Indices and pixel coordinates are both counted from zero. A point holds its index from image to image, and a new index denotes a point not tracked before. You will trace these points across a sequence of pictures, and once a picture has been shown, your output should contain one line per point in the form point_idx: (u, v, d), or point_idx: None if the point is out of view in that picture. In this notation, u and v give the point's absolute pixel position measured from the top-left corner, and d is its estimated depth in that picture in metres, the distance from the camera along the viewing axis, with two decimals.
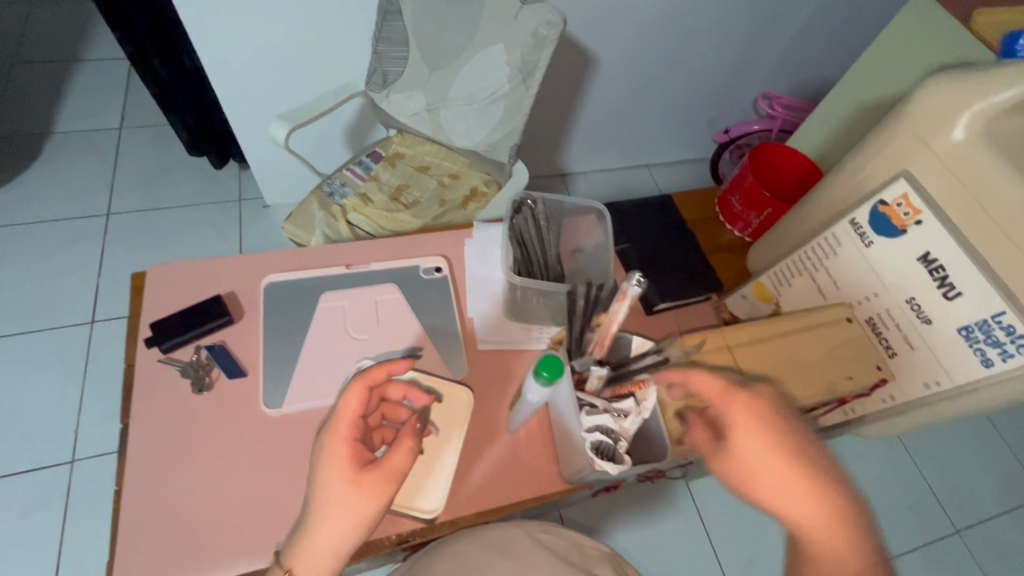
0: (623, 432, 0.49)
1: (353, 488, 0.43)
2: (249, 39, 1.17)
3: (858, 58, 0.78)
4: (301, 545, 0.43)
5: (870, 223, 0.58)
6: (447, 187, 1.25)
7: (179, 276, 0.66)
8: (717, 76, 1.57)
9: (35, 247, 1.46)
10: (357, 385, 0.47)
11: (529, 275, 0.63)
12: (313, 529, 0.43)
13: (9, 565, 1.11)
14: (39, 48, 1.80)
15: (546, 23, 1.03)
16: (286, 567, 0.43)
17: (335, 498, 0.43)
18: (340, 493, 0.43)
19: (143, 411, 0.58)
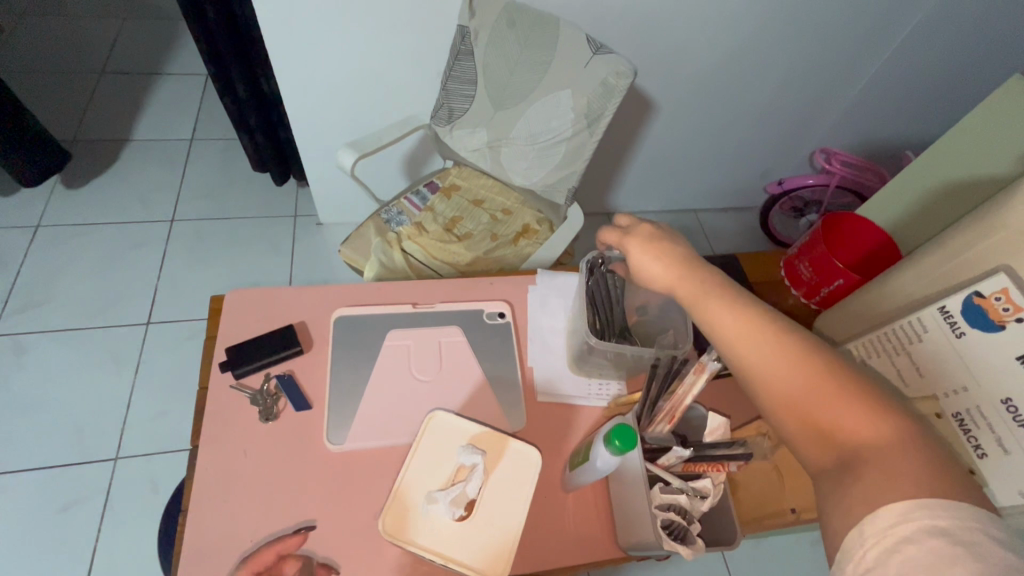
0: (697, 511, 0.53)
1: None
2: (325, 70, 1.23)
3: (942, 136, 0.78)
4: None
5: (963, 313, 0.57)
6: (500, 221, 1.24)
7: (255, 303, 0.69)
8: (776, 127, 1.55)
9: (103, 247, 1.54)
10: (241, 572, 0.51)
11: (603, 336, 0.64)
12: None
13: (47, 556, 1.14)
14: (127, 60, 1.93)
15: (615, 73, 1.04)
16: None
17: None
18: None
19: (212, 434, 0.60)
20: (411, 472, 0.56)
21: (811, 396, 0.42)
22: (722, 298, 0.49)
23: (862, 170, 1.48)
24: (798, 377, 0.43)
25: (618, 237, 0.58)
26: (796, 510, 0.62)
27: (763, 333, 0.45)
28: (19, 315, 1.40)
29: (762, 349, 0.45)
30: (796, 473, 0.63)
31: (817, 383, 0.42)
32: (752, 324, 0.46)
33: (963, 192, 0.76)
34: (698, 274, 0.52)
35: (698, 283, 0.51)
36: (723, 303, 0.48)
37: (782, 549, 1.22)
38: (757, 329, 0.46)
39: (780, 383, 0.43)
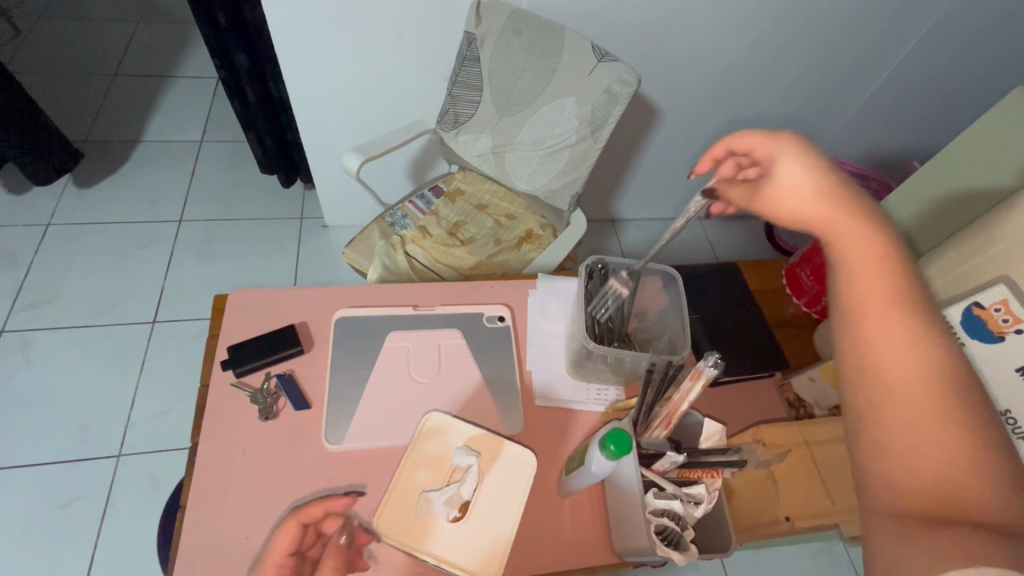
0: (691, 517, 0.53)
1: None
2: (333, 75, 1.25)
3: (944, 147, 0.78)
4: None
5: (962, 324, 0.57)
6: (503, 226, 1.25)
7: (258, 302, 0.70)
8: (781, 136, 1.55)
9: (111, 246, 1.56)
10: (291, 520, 0.50)
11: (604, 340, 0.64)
12: None
13: (48, 551, 1.14)
14: (140, 62, 1.96)
15: (620, 81, 1.05)
16: None
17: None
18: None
19: (212, 432, 0.60)
20: (404, 473, 0.57)
21: (921, 418, 0.34)
22: (876, 259, 0.38)
23: (868, 180, 1.48)
24: (918, 391, 0.34)
25: (759, 168, 0.45)
26: (790, 518, 0.62)
27: (903, 320, 0.36)
28: (27, 312, 1.42)
29: (896, 338, 0.36)
30: (792, 481, 0.63)
31: (934, 404, 0.34)
32: (890, 306, 0.37)
33: (966, 204, 0.76)
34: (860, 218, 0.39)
35: (854, 229, 0.39)
36: (866, 268, 0.38)
37: (783, 561, 1.21)
38: (897, 314, 0.36)
39: (892, 387, 0.35)
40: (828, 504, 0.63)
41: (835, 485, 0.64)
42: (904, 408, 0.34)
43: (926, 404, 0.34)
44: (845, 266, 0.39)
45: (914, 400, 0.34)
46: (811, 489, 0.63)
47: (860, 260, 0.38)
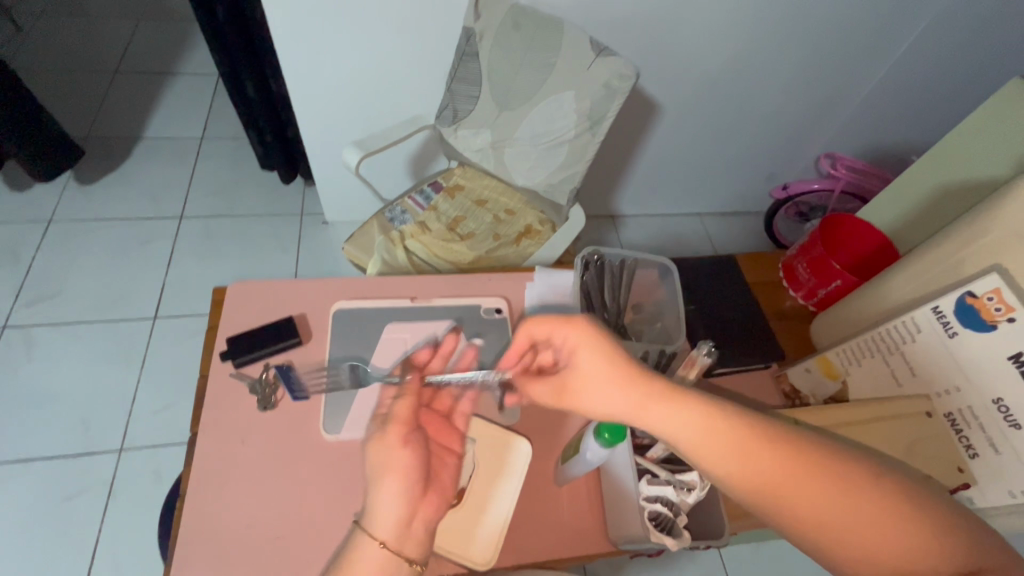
0: (684, 504, 0.52)
1: (392, 448, 0.48)
2: (333, 71, 1.26)
3: (938, 139, 0.78)
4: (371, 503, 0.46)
5: (955, 313, 0.57)
6: (503, 222, 1.24)
7: (257, 295, 0.71)
8: (781, 131, 1.55)
9: (113, 242, 1.56)
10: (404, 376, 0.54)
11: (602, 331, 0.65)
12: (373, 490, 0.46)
13: (52, 544, 1.16)
14: (141, 60, 1.96)
15: (618, 75, 1.05)
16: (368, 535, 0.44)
17: (385, 461, 0.48)
18: (374, 455, 0.48)
19: (212, 422, 0.61)
20: None
21: (808, 498, 0.39)
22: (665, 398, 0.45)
23: (866, 174, 1.48)
24: (787, 477, 0.40)
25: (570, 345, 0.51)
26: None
27: (728, 434, 0.43)
28: (30, 308, 1.43)
29: (737, 454, 0.42)
30: None
31: (805, 478, 0.40)
32: (715, 426, 0.43)
33: (960, 195, 0.76)
34: (628, 381, 0.47)
35: (635, 390, 0.47)
36: (674, 402, 0.45)
37: (780, 554, 1.22)
38: (721, 432, 0.43)
39: (771, 488, 0.40)
40: None
41: None
42: (789, 503, 0.40)
43: (801, 483, 0.40)
44: (653, 422, 0.45)
45: (793, 484, 0.40)
46: None
47: (660, 410, 0.45)
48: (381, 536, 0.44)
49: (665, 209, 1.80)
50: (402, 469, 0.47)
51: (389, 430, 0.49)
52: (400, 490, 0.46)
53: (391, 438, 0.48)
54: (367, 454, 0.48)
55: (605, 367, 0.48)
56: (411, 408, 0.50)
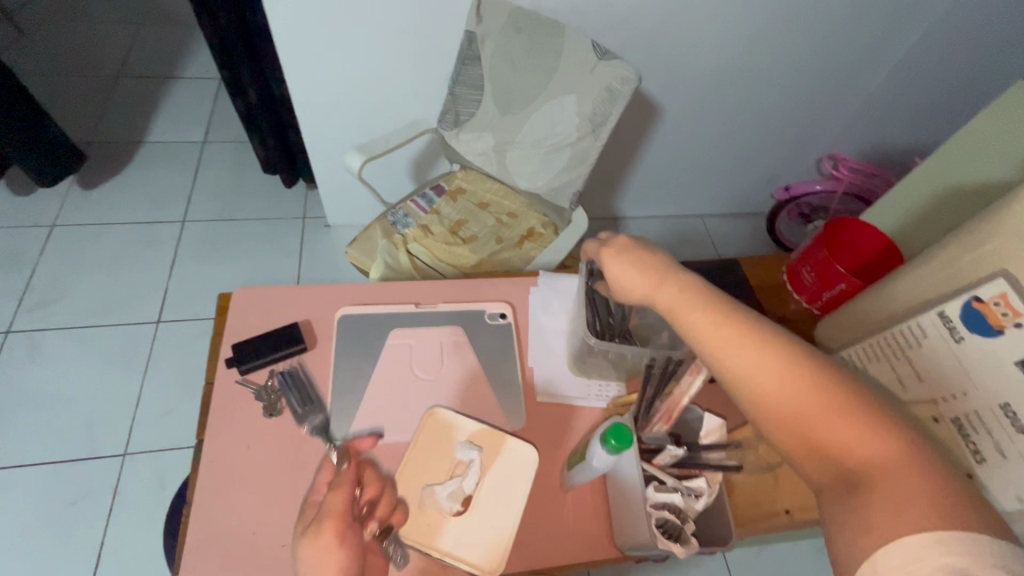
0: (691, 510, 0.54)
1: (323, 552, 0.45)
2: (335, 75, 1.26)
3: (943, 142, 0.78)
4: None
5: (962, 319, 0.57)
6: (505, 225, 1.25)
7: (261, 301, 0.71)
8: (782, 133, 1.55)
9: (116, 247, 1.57)
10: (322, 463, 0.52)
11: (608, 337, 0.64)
12: None
13: (57, 548, 1.16)
14: (143, 64, 1.97)
15: (621, 78, 1.05)
16: None
17: (315, 565, 0.45)
18: (302, 557, 0.45)
19: (218, 428, 0.61)
20: (406, 467, 0.58)
21: (775, 385, 0.42)
22: (705, 304, 0.47)
23: (868, 176, 1.48)
24: (795, 393, 0.41)
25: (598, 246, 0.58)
26: (790, 510, 0.62)
27: (756, 347, 0.43)
28: (34, 313, 1.43)
29: (758, 364, 0.43)
30: (792, 475, 0.64)
31: (817, 401, 0.40)
32: (738, 344, 0.44)
33: (965, 198, 0.76)
34: (673, 282, 0.50)
35: (676, 290, 0.50)
36: (704, 315, 0.47)
37: (785, 557, 1.22)
38: (745, 350, 0.44)
39: (776, 400, 0.41)
40: None
41: None
42: (794, 416, 0.41)
43: (810, 401, 0.40)
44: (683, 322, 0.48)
45: (801, 403, 0.41)
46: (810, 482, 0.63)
47: (698, 317, 0.47)
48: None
49: (667, 211, 1.80)
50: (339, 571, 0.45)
51: (320, 528, 0.46)
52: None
53: (324, 539, 0.46)
54: (299, 557, 0.45)
55: (642, 267, 0.53)
56: (345, 504, 0.47)
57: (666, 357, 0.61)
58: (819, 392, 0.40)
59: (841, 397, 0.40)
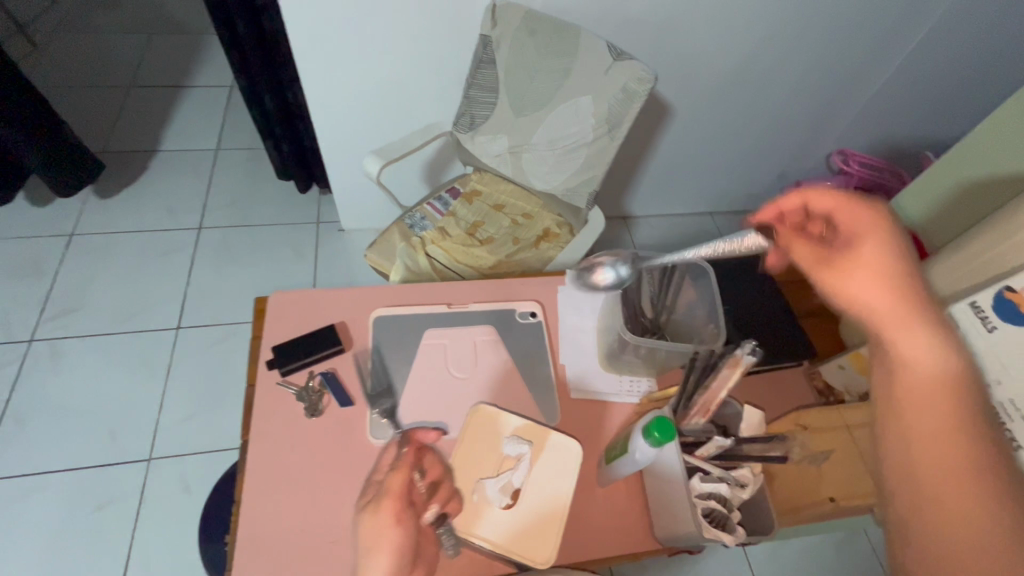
0: (737, 499, 0.56)
1: (382, 530, 0.47)
2: (352, 82, 1.28)
3: (965, 137, 0.80)
4: None
5: (993, 308, 0.58)
6: (521, 226, 1.27)
7: (296, 304, 0.72)
8: (793, 130, 1.56)
9: (134, 254, 1.59)
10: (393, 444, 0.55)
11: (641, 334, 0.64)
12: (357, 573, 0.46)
13: (85, 555, 1.17)
14: (154, 74, 1.99)
15: (637, 78, 1.06)
16: None
17: (373, 541, 0.47)
18: (363, 533, 0.48)
19: (261, 430, 0.62)
20: (456, 463, 0.59)
21: (931, 430, 0.41)
22: (920, 325, 0.43)
23: (878, 171, 1.49)
24: (957, 463, 0.39)
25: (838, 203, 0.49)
26: (834, 498, 0.63)
27: (927, 330, 0.42)
28: (55, 321, 1.45)
29: (926, 408, 0.41)
30: (832, 465, 0.65)
31: (968, 467, 0.39)
32: (910, 324, 0.43)
33: (994, 186, 0.77)
34: (876, 252, 0.45)
35: (905, 287, 0.44)
36: (885, 285, 0.44)
37: (805, 548, 1.22)
38: (934, 400, 0.41)
39: (920, 381, 0.42)
40: (869, 484, 0.65)
41: None
42: (930, 461, 0.40)
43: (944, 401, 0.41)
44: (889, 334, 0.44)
45: (932, 395, 0.41)
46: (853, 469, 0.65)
47: (898, 325, 0.43)
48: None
49: (678, 210, 1.81)
50: (389, 549, 0.47)
51: (381, 503, 0.48)
52: (391, 569, 0.46)
53: (382, 517, 0.48)
54: (358, 528, 0.48)
55: (879, 248, 0.45)
56: (405, 484, 0.49)
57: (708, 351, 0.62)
58: (981, 476, 0.39)
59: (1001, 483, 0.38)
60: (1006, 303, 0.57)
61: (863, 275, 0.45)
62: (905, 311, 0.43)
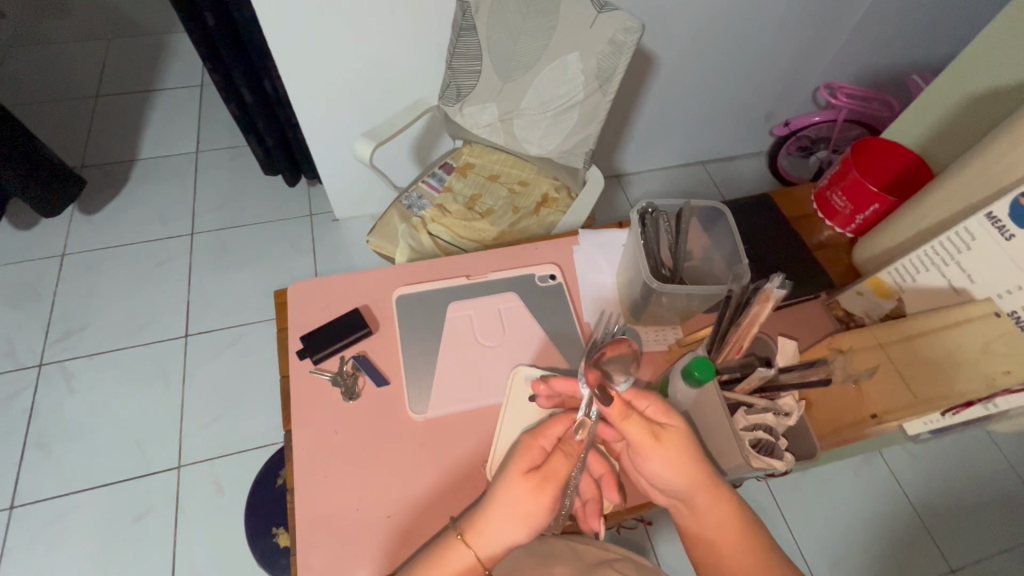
0: (783, 427, 0.59)
1: (529, 498, 0.48)
2: (330, 65, 1.24)
3: (966, 48, 0.80)
4: (475, 521, 0.49)
5: (1010, 217, 0.61)
6: (518, 194, 1.25)
7: (316, 292, 0.72)
8: (780, 68, 1.54)
9: (130, 268, 1.56)
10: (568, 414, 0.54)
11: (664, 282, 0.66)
12: (487, 514, 0.48)
13: (131, 564, 1.19)
14: (120, 82, 1.92)
15: (624, 29, 1.04)
16: (457, 533, 0.49)
17: (515, 504, 0.48)
18: (512, 492, 0.48)
19: (304, 417, 0.63)
20: (511, 425, 0.62)
21: (713, 516, 0.49)
22: (670, 453, 0.49)
23: (867, 100, 1.48)
24: (735, 539, 0.48)
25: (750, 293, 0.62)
26: (876, 415, 0.65)
27: (695, 473, 0.49)
28: (62, 343, 1.44)
29: (709, 506, 0.49)
30: (871, 383, 0.66)
31: (740, 539, 0.48)
32: (664, 453, 0.49)
33: (996, 97, 0.78)
34: (670, 434, 0.49)
35: (642, 428, 0.49)
36: (678, 460, 0.49)
37: (827, 474, 1.26)
38: (706, 496, 0.49)
39: (707, 523, 0.48)
40: (909, 397, 0.65)
41: (918, 381, 0.65)
42: (714, 548, 0.48)
43: (739, 552, 0.47)
44: (654, 462, 0.49)
45: (734, 554, 0.47)
46: (893, 386, 0.66)
47: (658, 457, 0.49)
48: (476, 548, 0.48)
49: (669, 162, 1.80)
50: (531, 513, 0.48)
51: (544, 480, 0.49)
52: (515, 537, 0.48)
53: (532, 482, 0.48)
54: (511, 486, 0.48)
55: (624, 420, 0.49)
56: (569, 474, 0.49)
57: (745, 287, 0.63)
58: (748, 537, 0.48)
59: (758, 543, 0.48)
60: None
61: (650, 428, 0.49)
62: (656, 444, 0.49)
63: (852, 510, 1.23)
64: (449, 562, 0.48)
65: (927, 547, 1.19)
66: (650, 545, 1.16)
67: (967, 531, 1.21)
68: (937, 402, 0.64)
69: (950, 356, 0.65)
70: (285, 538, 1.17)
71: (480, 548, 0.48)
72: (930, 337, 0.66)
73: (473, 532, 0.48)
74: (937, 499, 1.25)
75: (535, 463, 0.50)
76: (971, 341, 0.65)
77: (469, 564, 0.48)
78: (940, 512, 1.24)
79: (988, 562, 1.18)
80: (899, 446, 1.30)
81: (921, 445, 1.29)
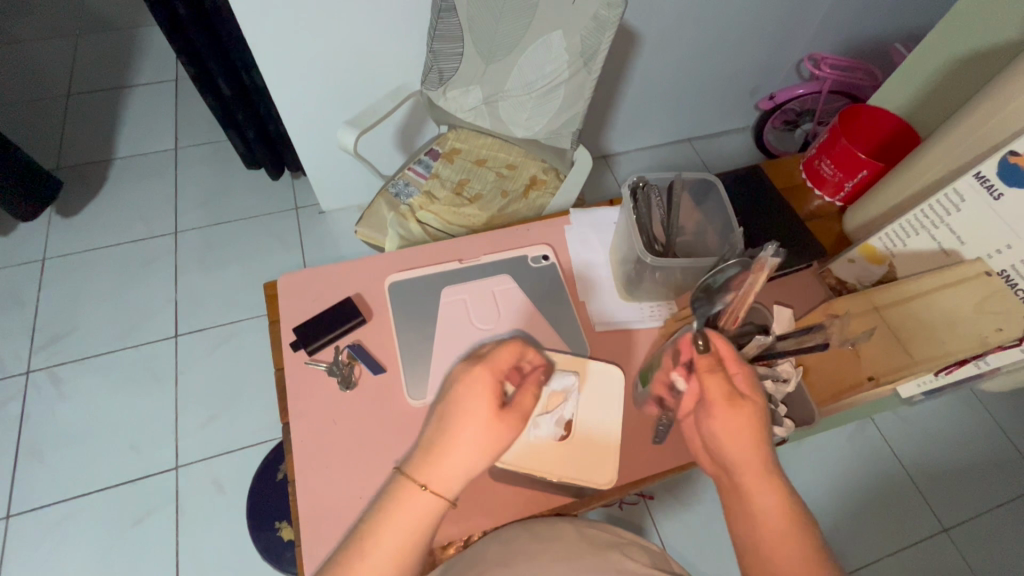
0: (780, 394, 0.61)
1: (484, 428, 0.45)
2: (308, 52, 1.21)
3: (949, 9, 0.80)
4: (430, 462, 0.45)
5: (998, 176, 0.61)
6: (506, 177, 1.24)
7: (307, 282, 0.71)
8: (764, 41, 1.53)
9: (114, 270, 1.53)
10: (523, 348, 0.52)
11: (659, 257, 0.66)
12: (440, 447, 0.45)
13: (134, 567, 1.19)
14: (92, 79, 1.87)
15: (606, 4, 1.02)
16: (416, 483, 0.45)
17: (473, 438, 0.45)
18: (470, 424, 0.45)
19: (301, 409, 0.62)
20: None
21: (758, 495, 0.46)
22: (739, 416, 0.48)
23: (850, 71, 1.48)
24: (777, 524, 0.45)
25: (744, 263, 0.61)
26: (874, 377, 0.66)
27: (755, 444, 0.47)
28: (49, 349, 1.41)
29: (756, 483, 0.46)
30: (868, 346, 0.67)
31: (785, 526, 0.45)
32: (733, 415, 0.48)
33: (980, 61, 0.78)
34: (743, 402, 0.49)
35: (718, 385, 0.50)
36: (742, 426, 0.48)
37: (822, 442, 1.28)
38: (756, 474, 0.47)
39: (755, 497, 0.46)
40: (906, 358, 0.66)
41: (914, 342, 0.66)
42: (757, 531, 0.45)
43: (785, 536, 0.44)
44: (715, 422, 0.49)
45: (777, 536, 0.44)
46: (890, 348, 0.67)
47: (726, 420, 0.48)
48: (430, 485, 0.45)
49: (656, 140, 1.79)
50: (489, 441, 0.46)
51: (507, 413, 0.47)
52: (476, 466, 0.46)
53: (493, 418, 0.46)
54: (466, 422, 0.45)
55: (711, 375, 0.51)
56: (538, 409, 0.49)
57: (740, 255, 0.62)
58: (793, 526, 0.45)
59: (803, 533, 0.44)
60: (1013, 169, 0.60)
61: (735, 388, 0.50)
62: (732, 408, 0.49)
63: (847, 477, 1.25)
64: (403, 505, 0.44)
65: (921, 509, 1.22)
66: (651, 520, 1.18)
67: (959, 491, 1.24)
68: (933, 362, 0.65)
69: (944, 316, 0.66)
70: (288, 532, 1.17)
71: (437, 486, 0.44)
72: (924, 299, 0.67)
73: (432, 475, 0.45)
74: (930, 461, 1.27)
75: (502, 392, 0.48)
76: (963, 301, 0.65)
77: (422, 503, 0.44)
78: (933, 474, 1.26)
79: (980, 520, 1.21)
80: (891, 413, 1.32)
81: (913, 410, 1.32)
